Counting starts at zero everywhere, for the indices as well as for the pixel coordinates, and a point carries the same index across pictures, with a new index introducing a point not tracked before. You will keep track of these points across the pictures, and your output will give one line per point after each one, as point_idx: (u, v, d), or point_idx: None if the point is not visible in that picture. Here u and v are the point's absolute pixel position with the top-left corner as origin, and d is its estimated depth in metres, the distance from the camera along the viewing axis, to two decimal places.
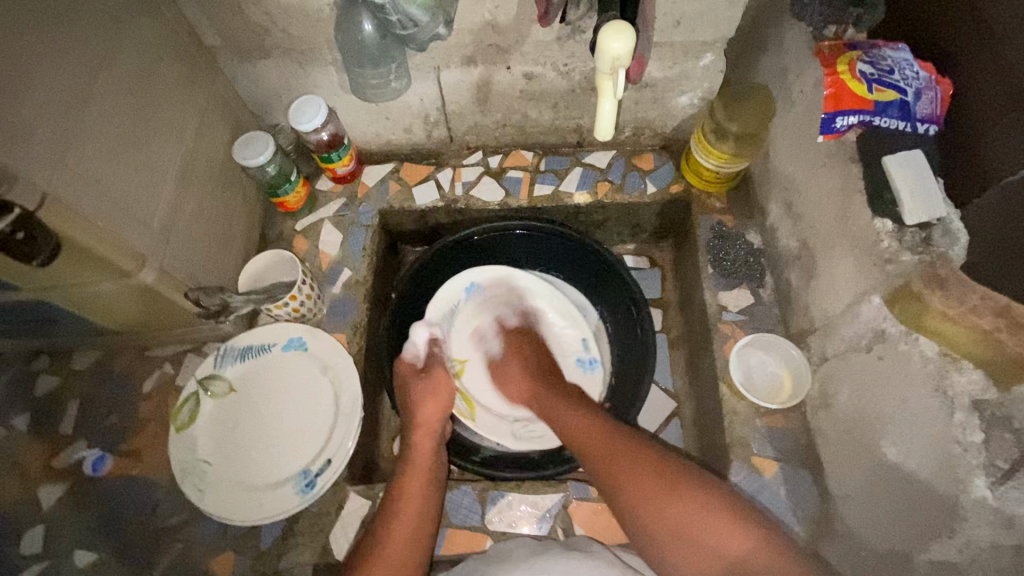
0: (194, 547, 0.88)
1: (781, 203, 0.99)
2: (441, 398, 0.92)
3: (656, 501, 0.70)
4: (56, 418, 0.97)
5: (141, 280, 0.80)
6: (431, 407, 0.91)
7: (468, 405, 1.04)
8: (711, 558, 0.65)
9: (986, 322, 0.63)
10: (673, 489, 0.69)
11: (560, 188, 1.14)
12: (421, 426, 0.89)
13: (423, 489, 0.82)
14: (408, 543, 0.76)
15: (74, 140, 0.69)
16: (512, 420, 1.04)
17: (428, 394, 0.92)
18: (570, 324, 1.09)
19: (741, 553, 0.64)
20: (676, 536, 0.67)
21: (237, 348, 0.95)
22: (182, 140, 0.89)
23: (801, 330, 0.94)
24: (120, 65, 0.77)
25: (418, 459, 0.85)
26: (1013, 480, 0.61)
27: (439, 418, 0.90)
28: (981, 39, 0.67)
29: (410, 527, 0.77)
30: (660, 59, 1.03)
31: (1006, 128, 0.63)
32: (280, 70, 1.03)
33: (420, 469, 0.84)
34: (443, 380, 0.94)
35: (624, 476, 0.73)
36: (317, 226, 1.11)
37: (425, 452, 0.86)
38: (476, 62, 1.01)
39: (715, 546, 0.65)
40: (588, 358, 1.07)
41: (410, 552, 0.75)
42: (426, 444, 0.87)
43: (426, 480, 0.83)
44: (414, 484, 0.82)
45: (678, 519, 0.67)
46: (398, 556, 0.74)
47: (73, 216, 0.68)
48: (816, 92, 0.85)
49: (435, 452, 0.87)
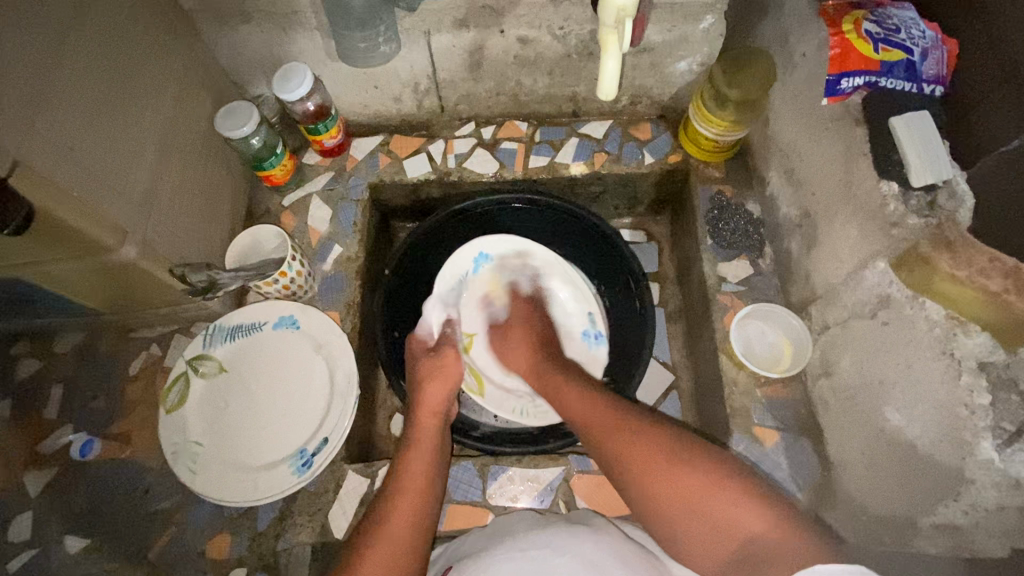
0: (188, 530, 0.86)
1: (781, 171, 0.97)
2: (447, 378, 0.89)
3: (657, 475, 0.67)
4: (40, 403, 0.94)
5: (122, 256, 0.77)
6: (437, 387, 0.88)
7: (475, 380, 1.02)
8: (720, 536, 0.63)
9: (995, 283, 0.62)
10: (681, 465, 0.67)
11: (556, 159, 1.12)
12: (424, 406, 0.87)
13: (427, 469, 0.79)
14: (409, 529, 0.72)
15: (45, 104, 0.65)
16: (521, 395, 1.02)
17: (432, 373, 0.90)
18: (578, 299, 1.06)
19: (764, 533, 0.61)
20: (687, 519, 0.65)
21: (226, 327, 0.92)
22: (161, 109, 0.85)
23: (801, 299, 0.93)
24: (92, 26, 0.73)
25: (421, 442, 0.82)
26: (1019, 442, 0.62)
27: (444, 400, 0.88)
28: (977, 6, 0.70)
29: (412, 509, 0.74)
30: (659, 22, 1.00)
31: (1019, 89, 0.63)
32: (264, 36, 0.99)
33: (423, 451, 0.81)
34: (452, 360, 0.92)
35: (623, 445, 0.71)
36: (304, 201, 1.08)
37: (428, 433, 0.84)
38: (468, 25, 0.98)
39: (727, 524, 0.63)
40: (594, 332, 1.05)
41: (414, 535, 0.72)
42: (429, 427, 0.85)
43: (428, 462, 0.80)
44: (417, 470, 0.78)
45: (687, 503, 0.65)
46: (398, 540, 0.71)
47: (44, 184, 0.64)
48: (819, 54, 0.83)
49: (439, 434, 0.85)
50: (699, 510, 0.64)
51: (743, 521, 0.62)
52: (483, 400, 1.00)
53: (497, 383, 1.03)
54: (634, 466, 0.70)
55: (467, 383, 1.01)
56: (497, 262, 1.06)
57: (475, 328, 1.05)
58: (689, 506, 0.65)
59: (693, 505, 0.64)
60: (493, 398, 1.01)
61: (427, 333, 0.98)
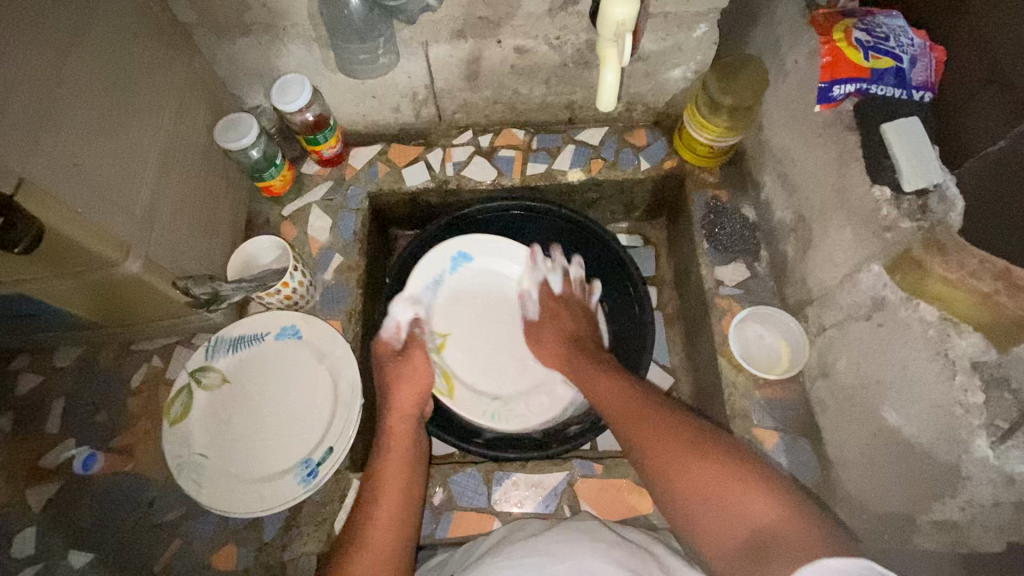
0: (193, 542, 0.86)
1: (775, 176, 0.99)
2: (418, 384, 0.90)
3: (677, 468, 0.68)
4: (40, 417, 0.94)
5: (127, 271, 0.77)
6: (407, 390, 0.88)
7: (447, 384, 1.01)
8: (731, 522, 0.62)
9: (986, 285, 0.63)
10: (697, 456, 0.67)
11: (553, 166, 1.13)
12: (397, 410, 0.87)
13: (403, 474, 0.79)
14: (388, 537, 0.73)
15: (48, 121, 0.65)
16: (491, 400, 1.02)
17: (404, 375, 0.90)
18: None
19: (767, 518, 0.60)
20: (699, 503, 0.65)
21: (228, 338, 0.93)
22: (161, 123, 0.85)
23: (798, 302, 0.95)
24: (94, 42, 0.73)
25: (394, 446, 0.83)
26: (1013, 440, 0.63)
27: (416, 400, 0.88)
28: (959, 12, 0.72)
29: (388, 517, 0.75)
30: (654, 31, 1.02)
31: (993, 99, 0.67)
32: (261, 48, 0.99)
33: (397, 456, 0.81)
34: (420, 361, 0.92)
35: (640, 429, 0.74)
36: (304, 211, 1.08)
37: (401, 437, 0.84)
38: (466, 36, 0.99)
39: (731, 508, 0.62)
40: None
41: (393, 543, 0.73)
42: (402, 429, 0.85)
43: (404, 464, 0.80)
44: (390, 476, 0.79)
45: (700, 487, 0.65)
46: (381, 545, 0.72)
47: (50, 202, 0.64)
48: (810, 62, 0.85)
49: (414, 435, 0.85)
50: (710, 492, 0.64)
51: (755, 510, 0.61)
52: (452, 403, 0.99)
53: (469, 385, 1.03)
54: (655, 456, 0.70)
55: (438, 385, 1.00)
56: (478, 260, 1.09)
57: (449, 328, 1.06)
58: (704, 499, 0.64)
59: (704, 487, 0.65)
60: (464, 401, 1.01)
61: (394, 336, 0.98)
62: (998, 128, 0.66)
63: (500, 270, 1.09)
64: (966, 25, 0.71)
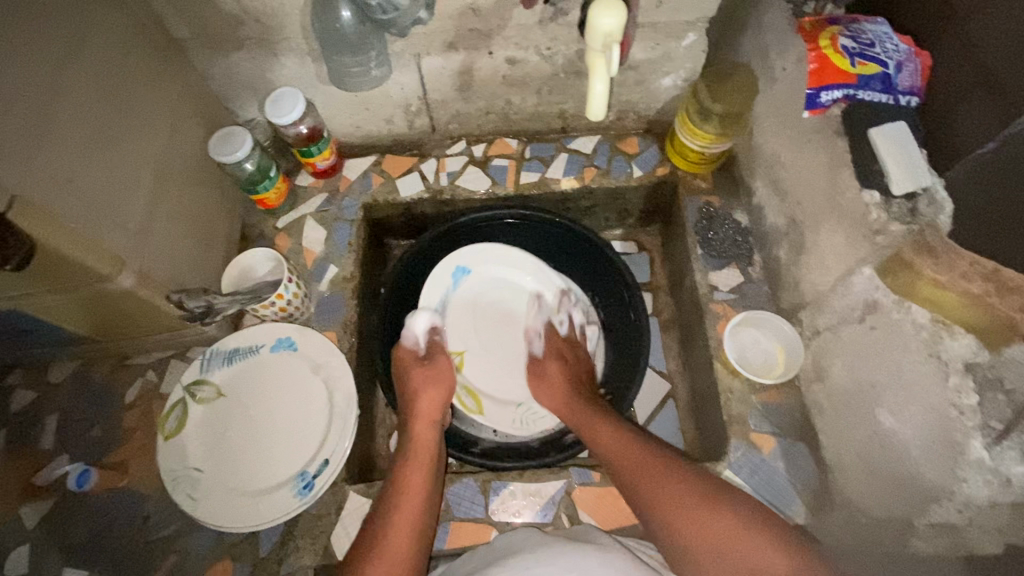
0: (189, 558, 0.85)
1: (767, 182, 1.00)
2: (444, 386, 0.92)
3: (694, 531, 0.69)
4: (34, 434, 0.93)
5: (119, 285, 0.77)
6: (431, 395, 0.90)
7: (473, 400, 1.03)
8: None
9: (977, 286, 0.64)
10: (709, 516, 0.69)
11: (547, 174, 1.13)
12: (422, 416, 0.88)
13: (424, 480, 0.81)
14: (407, 544, 0.74)
15: (43, 136, 0.65)
16: (514, 406, 1.04)
17: (430, 381, 0.92)
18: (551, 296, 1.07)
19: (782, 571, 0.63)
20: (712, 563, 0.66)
21: (222, 351, 0.93)
22: (157, 139, 0.86)
23: (792, 305, 0.95)
24: (91, 61, 0.74)
25: (419, 452, 0.84)
26: (1008, 440, 0.63)
27: (439, 409, 0.90)
28: (947, 20, 0.71)
29: (409, 524, 0.75)
30: (644, 40, 1.03)
31: (975, 107, 0.67)
32: (255, 62, 1.00)
33: (421, 462, 0.82)
34: (446, 367, 0.94)
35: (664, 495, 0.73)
36: (299, 223, 1.09)
37: (425, 443, 0.85)
38: (457, 48, 1.00)
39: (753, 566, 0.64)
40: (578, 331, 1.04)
41: (411, 550, 0.74)
42: (427, 436, 0.86)
43: (427, 471, 0.82)
44: (416, 482, 0.80)
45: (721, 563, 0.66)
46: (399, 552, 0.73)
47: (43, 216, 0.64)
48: (799, 68, 0.86)
49: (436, 442, 0.86)
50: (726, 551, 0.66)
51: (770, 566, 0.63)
52: (483, 419, 1.02)
53: (494, 397, 1.04)
54: (680, 527, 0.70)
55: (465, 404, 1.02)
56: (476, 271, 1.08)
57: (464, 345, 1.06)
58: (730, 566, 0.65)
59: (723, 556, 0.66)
60: (491, 414, 1.02)
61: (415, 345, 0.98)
62: (979, 135, 0.66)
63: (500, 278, 1.09)
64: (954, 32, 0.70)
